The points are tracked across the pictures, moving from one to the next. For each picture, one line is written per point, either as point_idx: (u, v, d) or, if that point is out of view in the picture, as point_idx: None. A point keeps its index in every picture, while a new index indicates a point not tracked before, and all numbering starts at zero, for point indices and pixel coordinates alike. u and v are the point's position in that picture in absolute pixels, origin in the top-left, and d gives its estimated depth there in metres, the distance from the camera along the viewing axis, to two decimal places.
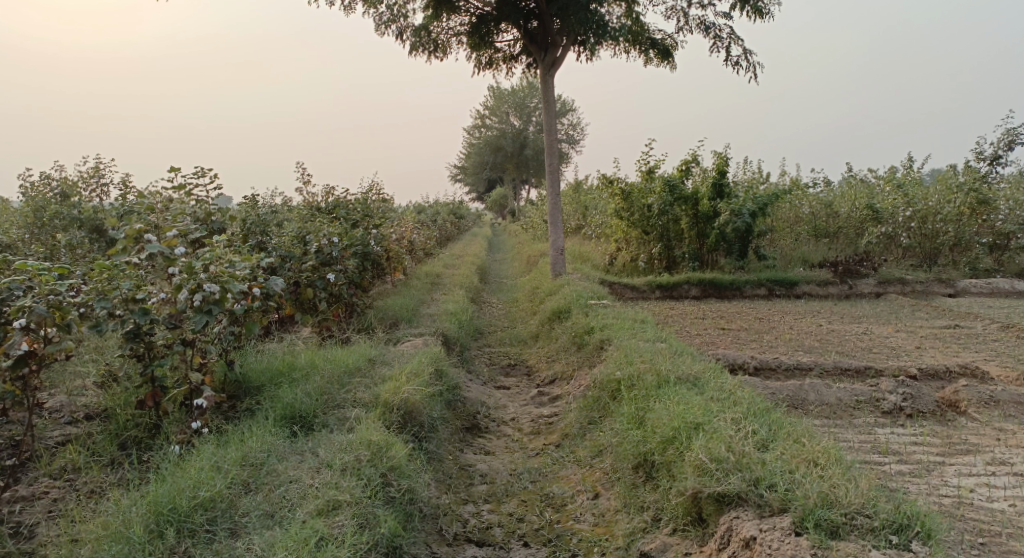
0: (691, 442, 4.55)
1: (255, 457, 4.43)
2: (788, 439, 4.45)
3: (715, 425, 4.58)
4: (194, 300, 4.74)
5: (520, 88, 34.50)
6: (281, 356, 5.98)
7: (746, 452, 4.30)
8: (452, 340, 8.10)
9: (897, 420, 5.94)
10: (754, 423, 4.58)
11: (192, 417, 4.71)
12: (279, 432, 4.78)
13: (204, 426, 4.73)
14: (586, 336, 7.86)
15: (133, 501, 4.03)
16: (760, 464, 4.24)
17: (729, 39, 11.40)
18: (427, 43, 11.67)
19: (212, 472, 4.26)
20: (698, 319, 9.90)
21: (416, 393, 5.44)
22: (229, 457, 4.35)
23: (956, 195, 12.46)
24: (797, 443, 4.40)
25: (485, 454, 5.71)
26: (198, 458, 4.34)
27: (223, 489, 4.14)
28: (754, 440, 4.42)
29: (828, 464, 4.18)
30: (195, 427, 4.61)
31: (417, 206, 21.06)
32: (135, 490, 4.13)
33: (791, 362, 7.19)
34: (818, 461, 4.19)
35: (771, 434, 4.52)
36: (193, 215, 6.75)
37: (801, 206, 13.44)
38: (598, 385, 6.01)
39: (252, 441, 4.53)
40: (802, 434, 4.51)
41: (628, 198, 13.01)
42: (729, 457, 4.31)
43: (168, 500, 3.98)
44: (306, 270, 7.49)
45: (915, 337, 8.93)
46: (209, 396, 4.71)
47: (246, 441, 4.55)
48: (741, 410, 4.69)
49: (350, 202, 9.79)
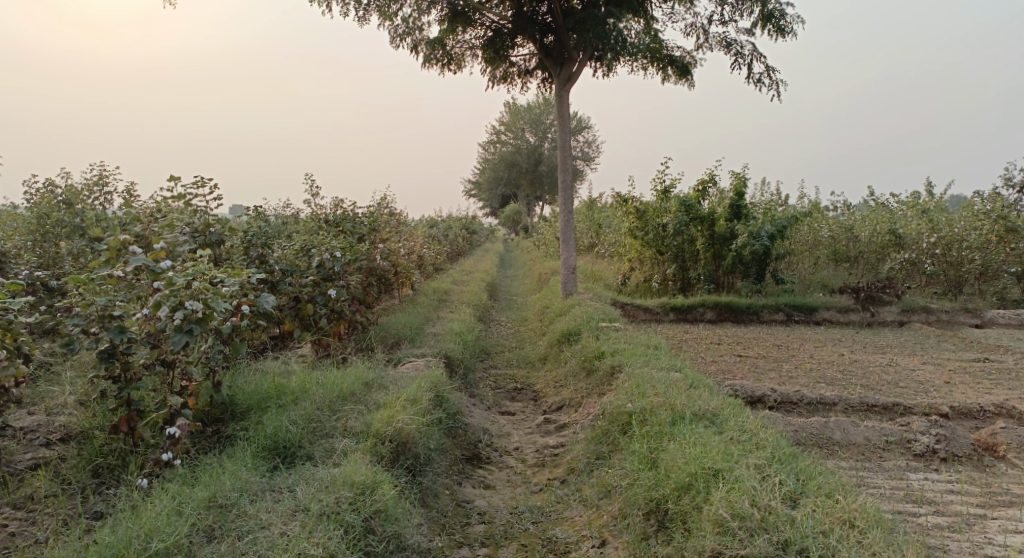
0: (710, 493, 4.16)
1: (225, 498, 4.06)
2: (818, 493, 4.07)
3: (737, 473, 4.20)
4: (174, 317, 4.37)
5: (537, 104, 34.29)
6: (273, 375, 5.63)
7: (772, 509, 3.94)
8: (456, 362, 7.73)
9: (929, 464, 5.55)
10: (781, 472, 4.20)
11: (163, 447, 4.33)
12: (257, 465, 4.42)
13: (176, 458, 4.32)
14: (597, 361, 7.48)
15: (76, 551, 3.71)
16: (789, 523, 3.86)
17: (751, 56, 11.05)
18: (441, 56, 11.37)
19: (175, 516, 3.89)
20: (714, 345, 9.52)
21: (412, 422, 5.08)
22: (194, 499, 3.99)
23: (982, 223, 11.98)
24: (830, 499, 4.02)
25: (485, 489, 5.33)
26: (160, 500, 3.99)
27: (180, 538, 3.78)
28: (781, 493, 4.04)
29: (865, 527, 3.83)
30: (164, 458, 4.24)
31: (429, 220, 20.80)
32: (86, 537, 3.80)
33: (814, 395, 6.79)
34: (855, 523, 3.83)
35: (800, 486, 4.13)
36: (189, 227, 6.43)
37: (820, 229, 13.05)
38: (608, 416, 5.63)
39: (223, 479, 4.17)
40: (833, 487, 4.13)
41: (642, 217, 12.67)
42: (754, 514, 3.93)
43: (114, 552, 3.66)
44: (306, 285, 7.15)
45: (943, 370, 8.49)
46: (183, 424, 4.31)
47: (217, 479, 4.19)
48: (764, 456, 4.30)
49: (357, 215, 9.47)
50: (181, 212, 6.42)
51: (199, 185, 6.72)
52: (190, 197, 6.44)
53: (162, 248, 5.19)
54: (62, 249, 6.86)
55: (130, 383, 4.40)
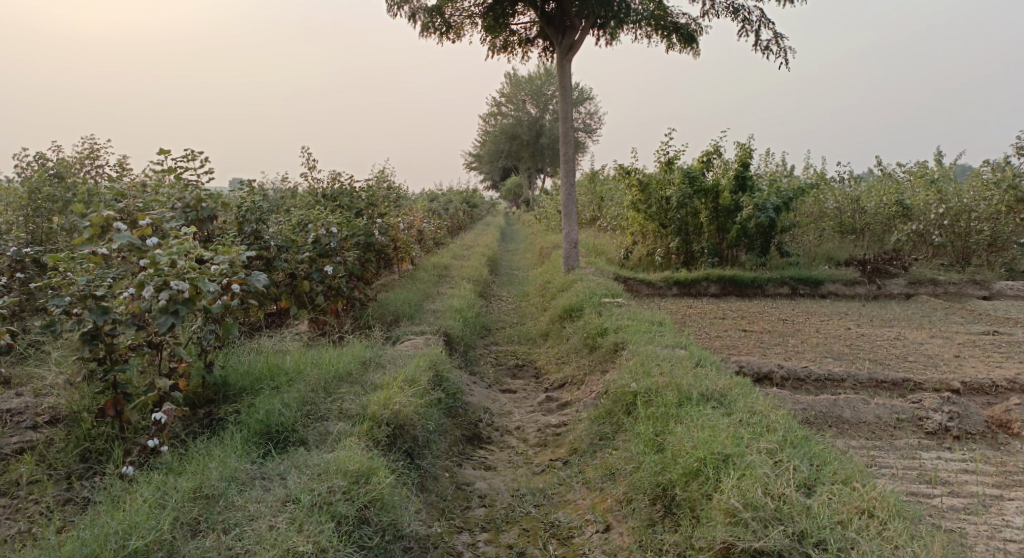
0: (721, 482, 4.00)
1: (212, 488, 3.92)
2: (834, 480, 3.92)
3: (749, 459, 4.04)
4: (159, 298, 4.19)
5: (538, 76, 33.84)
6: (268, 354, 5.47)
7: (786, 496, 3.79)
8: (456, 339, 7.57)
9: (942, 442, 5.39)
10: (794, 457, 4.04)
11: (149, 434, 4.16)
12: (248, 451, 4.28)
13: (163, 445, 4.16)
14: (600, 338, 7.32)
15: (54, 546, 3.56)
16: (805, 512, 3.72)
17: (758, 23, 10.77)
18: (439, 24, 11.09)
19: (158, 509, 3.75)
20: (718, 319, 9.36)
21: (410, 404, 4.93)
22: (180, 491, 3.85)
23: (991, 192, 11.67)
24: (847, 487, 3.87)
25: (486, 470, 5.19)
26: (144, 492, 3.84)
27: (164, 533, 3.64)
28: (794, 480, 3.89)
29: (886, 517, 3.68)
30: (150, 445, 4.09)
31: (429, 194, 20.57)
32: (67, 531, 3.65)
33: (822, 371, 6.64)
34: (875, 513, 3.69)
35: (814, 473, 3.98)
36: (179, 203, 6.23)
37: (825, 200, 12.98)
38: (611, 396, 5.48)
39: (212, 468, 4.02)
40: (850, 473, 3.98)
41: (645, 190, 12.46)
42: (768, 504, 3.78)
43: (92, 550, 3.51)
44: (302, 261, 6.97)
45: (953, 344, 8.31)
46: (169, 410, 4.15)
47: (206, 467, 4.04)
48: (776, 440, 4.15)
49: (355, 190, 9.27)
50: (171, 186, 6.23)
51: (189, 159, 6.50)
52: (179, 172, 6.24)
53: (148, 225, 5.00)
54: (54, 225, 6.65)
55: (115, 365, 4.24)
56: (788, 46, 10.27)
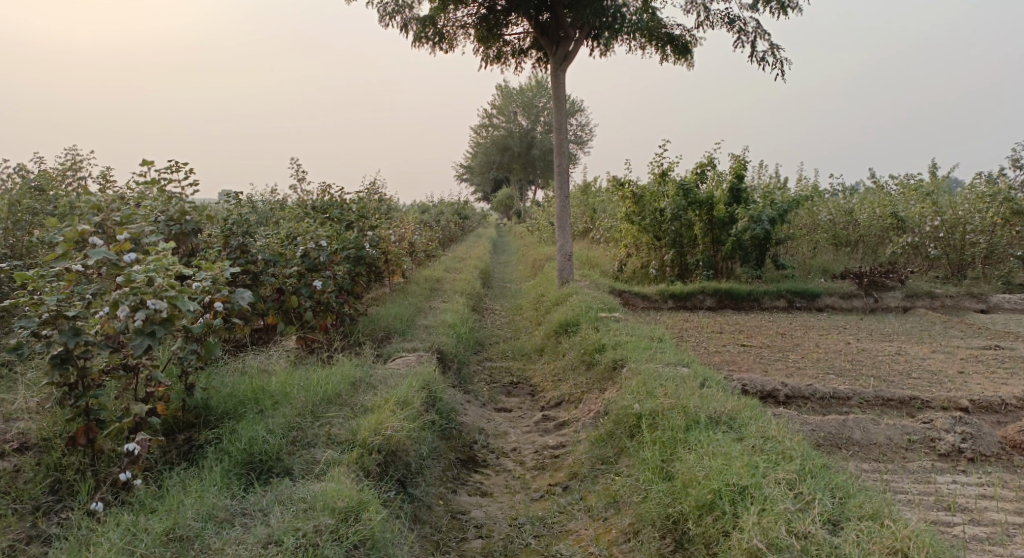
0: (741, 518, 3.78)
1: (187, 529, 3.66)
2: (860, 515, 3.72)
3: (767, 492, 3.84)
4: (135, 319, 3.94)
5: (529, 87, 33.76)
6: (254, 374, 5.22)
7: (813, 535, 3.58)
8: (449, 356, 7.33)
9: (956, 465, 5.19)
10: (816, 490, 3.84)
11: (121, 466, 3.90)
12: (229, 484, 4.02)
13: (136, 478, 3.91)
14: (598, 354, 7.09)
15: None
16: (833, 552, 3.52)
17: (754, 34, 10.62)
18: (431, 34, 10.90)
19: (126, 555, 3.51)
20: (716, 334, 9.15)
21: (403, 428, 4.69)
22: (151, 534, 3.61)
23: (986, 205, 11.53)
24: (875, 523, 3.66)
25: (482, 497, 4.94)
26: (113, 536, 3.60)
27: None
28: (816, 515, 3.68)
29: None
30: (123, 478, 3.82)
31: (420, 206, 20.34)
32: None
33: (828, 389, 6.42)
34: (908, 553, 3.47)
35: (837, 507, 3.78)
36: (161, 216, 6.00)
37: (819, 212, 12.82)
38: (613, 417, 5.24)
39: (188, 506, 3.77)
40: (877, 507, 3.78)
41: (639, 201, 12.26)
42: (794, 544, 3.58)
43: None
44: (290, 276, 6.73)
45: (955, 360, 8.12)
46: (143, 440, 3.89)
47: (182, 505, 3.79)
48: (795, 470, 3.95)
49: (346, 202, 9.04)
50: (154, 198, 6.02)
51: (174, 170, 6.28)
52: (162, 184, 6.03)
53: (126, 239, 4.76)
54: (32, 239, 6.39)
55: (88, 390, 3.98)
56: (785, 58, 10.13)
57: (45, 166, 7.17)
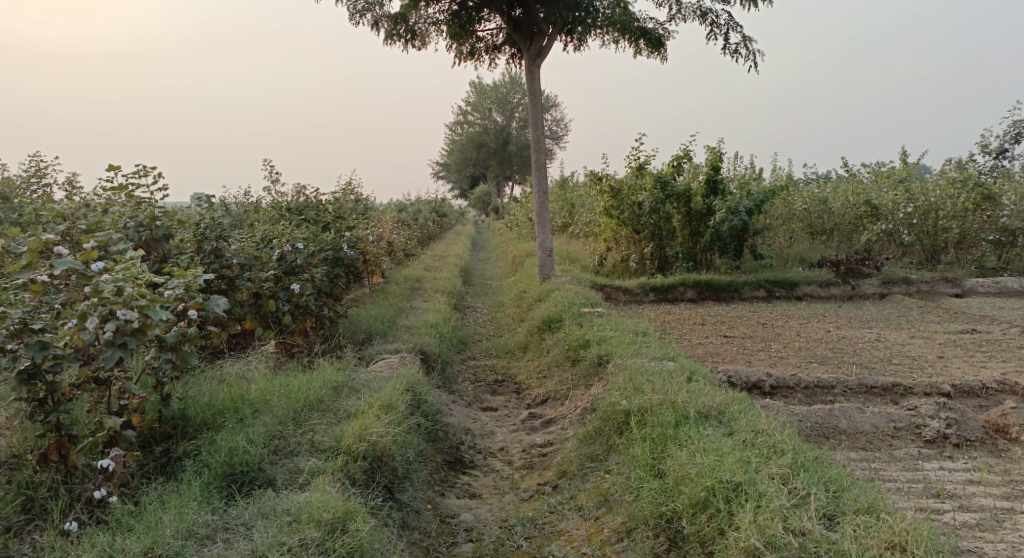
0: (737, 517, 3.75)
1: (166, 548, 3.56)
2: (856, 509, 3.70)
3: (761, 488, 3.82)
4: (104, 330, 3.83)
5: (503, 83, 33.67)
6: (233, 382, 5.11)
7: (811, 532, 3.56)
8: (432, 357, 7.25)
9: (942, 451, 5.18)
10: (810, 485, 3.82)
11: (95, 483, 3.80)
12: (209, 498, 3.92)
13: (111, 495, 3.80)
14: (582, 350, 7.04)
15: None
16: (831, 548, 3.49)
17: (727, 26, 10.62)
18: (403, 32, 10.78)
19: None
20: (698, 325, 9.13)
21: (388, 433, 4.61)
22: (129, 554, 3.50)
23: (958, 190, 11.60)
24: (873, 517, 3.65)
25: (471, 499, 4.88)
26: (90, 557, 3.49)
27: None
28: (813, 510, 3.66)
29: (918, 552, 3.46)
30: (97, 495, 3.72)
31: (397, 205, 20.19)
32: None
33: (812, 378, 6.41)
34: (905, 547, 3.45)
35: (832, 501, 3.76)
36: (130, 222, 5.89)
37: (794, 201, 12.87)
38: (600, 414, 5.20)
39: (167, 523, 3.67)
40: (873, 500, 3.76)
41: (617, 195, 12.23)
42: (792, 541, 3.55)
43: None
44: (266, 280, 6.62)
45: (935, 345, 8.15)
46: (117, 455, 3.79)
47: (160, 522, 3.69)
48: (789, 465, 3.93)
49: (321, 203, 8.92)
50: (123, 205, 5.91)
51: (142, 175, 6.16)
52: (130, 190, 5.92)
53: (94, 247, 4.64)
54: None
55: (58, 406, 3.88)
56: (758, 49, 10.13)
57: (9, 174, 7.01)
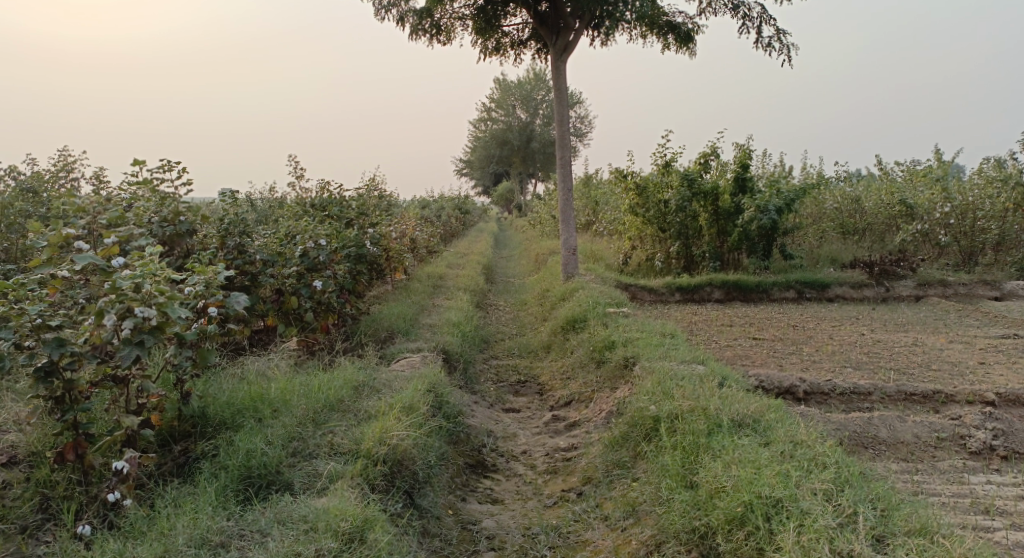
0: (778, 536, 3.59)
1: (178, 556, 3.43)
2: (907, 531, 3.54)
3: (804, 505, 3.67)
4: (122, 328, 3.69)
5: (527, 80, 33.48)
6: (252, 380, 4.99)
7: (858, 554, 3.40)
8: (455, 356, 7.10)
9: (989, 463, 4.96)
10: (858, 504, 3.67)
11: (109, 485, 3.67)
12: (224, 503, 3.79)
13: (125, 498, 3.66)
14: (608, 352, 6.86)
15: None
16: None
17: (759, 20, 10.37)
18: (429, 26, 10.64)
19: None
20: (726, 327, 8.91)
21: (409, 436, 4.47)
22: None
23: (997, 190, 11.23)
24: (925, 539, 3.48)
25: (493, 505, 4.72)
26: None
27: None
28: (860, 531, 3.51)
29: None
30: (111, 499, 3.58)
31: (421, 202, 20.09)
32: None
33: (848, 384, 6.18)
34: None
35: (881, 520, 3.61)
36: (155, 217, 5.82)
37: (825, 200, 12.59)
38: (628, 419, 5.02)
39: (180, 530, 3.54)
40: (925, 521, 3.60)
41: (643, 193, 12.01)
42: None
43: None
44: (289, 276, 6.50)
45: (974, 350, 7.87)
46: (132, 457, 3.65)
47: (174, 528, 3.56)
48: (833, 481, 3.78)
49: (345, 199, 8.80)
50: (147, 200, 5.86)
51: (166, 170, 6.11)
52: (154, 185, 5.86)
53: (116, 242, 4.52)
54: (24, 243, 6.19)
55: (75, 404, 3.74)
56: (792, 43, 9.87)
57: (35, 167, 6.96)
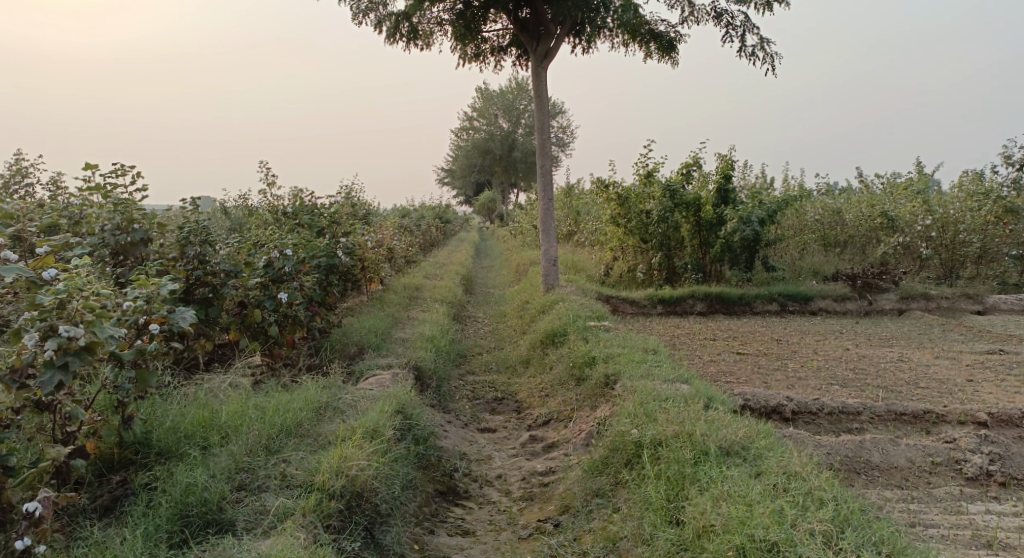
0: None
1: None
2: None
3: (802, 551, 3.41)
4: (45, 349, 3.35)
5: (510, 90, 33.27)
6: (205, 400, 4.64)
7: None
8: (427, 373, 6.76)
9: (987, 490, 4.68)
10: (859, 548, 3.43)
11: (19, 530, 3.28)
12: (155, 549, 3.45)
13: (39, 544, 3.30)
14: (587, 369, 6.55)
15: None
16: None
17: (743, 29, 10.15)
18: (407, 32, 10.34)
19: None
20: (709, 341, 8.62)
21: (370, 466, 4.15)
22: None
23: (980, 203, 11.03)
24: None
25: (463, 537, 4.39)
26: None
27: None
28: None
29: None
30: (19, 547, 3.19)
31: (401, 211, 19.76)
32: None
33: (836, 403, 5.90)
34: None
35: None
36: (107, 224, 5.48)
37: (806, 212, 12.37)
38: (608, 443, 4.71)
39: None
40: None
41: (624, 203, 11.76)
42: None
43: None
44: (252, 288, 6.12)
45: (962, 367, 7.62)
46: (46, 499, 3.28)
47: None
48: (832, 520, 3.54)
49: (318, 208, 8.44)
50: (99, 207, 5.51)
51: (120, 174, 5.75)
52: (106, 190, 5.50)
53: (49, 252, 4.16)
54: None
55: None
56: (776, 52, 9.65)
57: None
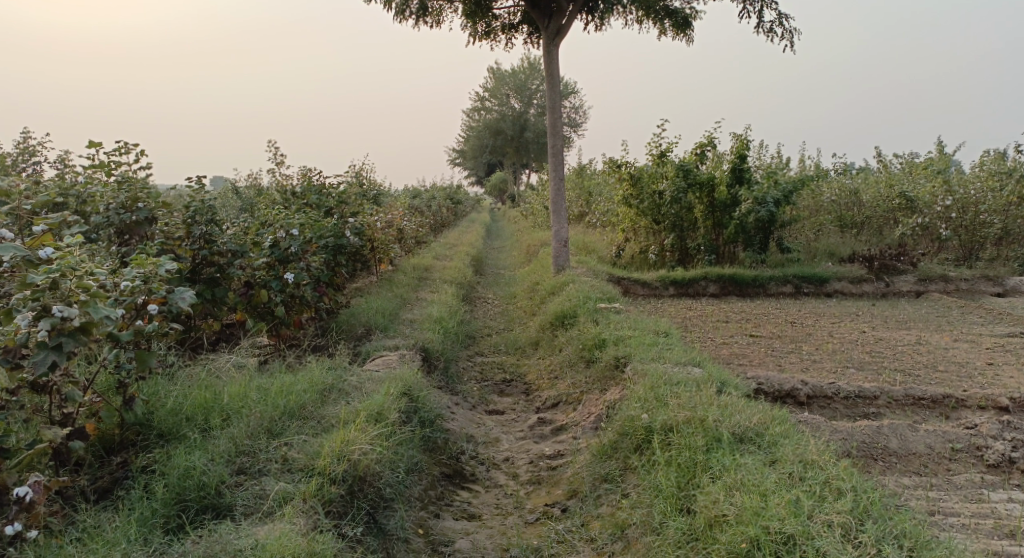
0: None
1: None
2: None
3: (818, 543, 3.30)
4: (38, 330, 3.26)
5: (522, 69, 32.93)
6: (207, 382, 4.55)
7: None
8: (435, 354, 6.66)
9: (1009, 478, 4.54)
10: (878, 541, 3.32)
11: (9, 515, 3.18)
12: (152, 534, 3.38)
13: (32, 529, 3.21)
14: (598, 351, 6.43)
15: None
16: None
17: (759, 5, 9.90)
18: (416, 8, 10.15)
19: None
20: (722, 324, 8.47)
21: (374, 449, 4.05)
22: None
23: (1001, 183, 10.78)
24: None
25: (469, 522, 4.30)
26: None
27: None
28: None
29: None
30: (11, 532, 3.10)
31: (412, 192, 19.62)
32: None
33: (852, 387, 5.76)
34: None
35: None
36: (111, 203, 5.42)
37: (822, 192, 12.16)
38: (618, 427, 4.60)
39: None
40: None
41: (637, 183, 11.52)
42: None
43: None
44: (258, 269, 6.01)
45: (982, 350, 7.44)
46: (36, 484, 3.19)
47: None
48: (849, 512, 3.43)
49: (325, 187, 8.32)
50: (101, 187, 5.46)
51: (123, 152, 5.66)
52: (109, 169, 5.43)
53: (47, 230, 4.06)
54: None
55: None
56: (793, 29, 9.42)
57: None
